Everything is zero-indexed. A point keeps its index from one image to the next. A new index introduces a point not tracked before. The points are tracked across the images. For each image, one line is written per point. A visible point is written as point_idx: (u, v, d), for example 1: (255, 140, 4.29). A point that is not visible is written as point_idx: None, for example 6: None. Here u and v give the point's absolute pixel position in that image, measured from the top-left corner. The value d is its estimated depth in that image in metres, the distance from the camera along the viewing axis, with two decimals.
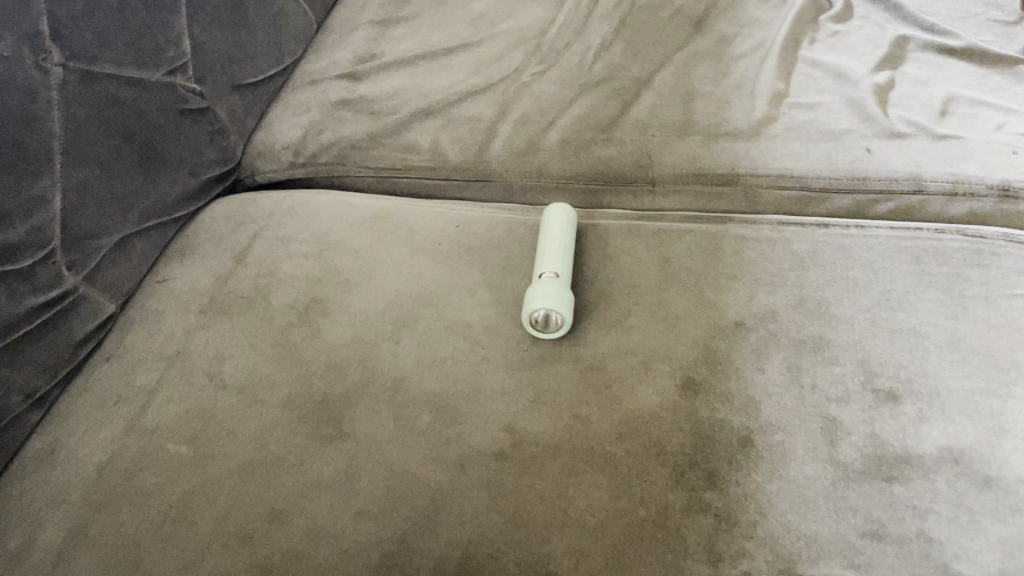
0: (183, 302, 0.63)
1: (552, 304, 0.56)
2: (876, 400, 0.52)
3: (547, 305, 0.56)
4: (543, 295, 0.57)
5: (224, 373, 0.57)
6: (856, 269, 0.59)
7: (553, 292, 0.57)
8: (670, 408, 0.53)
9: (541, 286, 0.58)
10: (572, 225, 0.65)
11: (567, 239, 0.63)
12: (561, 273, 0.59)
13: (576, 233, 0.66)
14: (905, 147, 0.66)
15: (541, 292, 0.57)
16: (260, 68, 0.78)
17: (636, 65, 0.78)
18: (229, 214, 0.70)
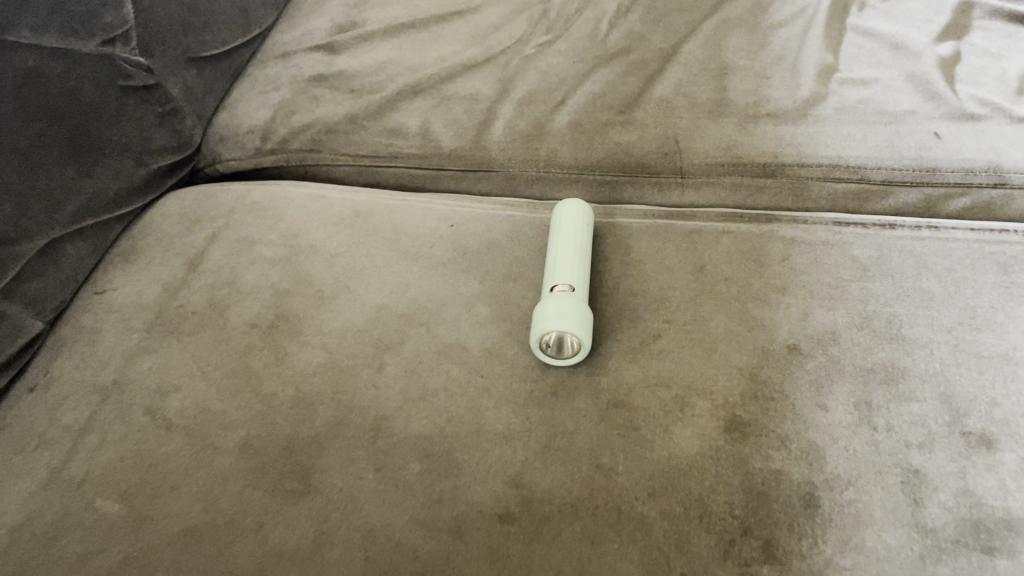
0: (125, 319, 0.52)
1: (569, 325, 0.46)
2: (967, 446, 0.43)
3: (563, 326, 0.46)
4: (558, 314, 0.47)
5: (169, 409, 0.47)
6: (932, 281, 0.49)
7: (568, 311, 0.47)
8: (715, 458, 0.43)
9: (556, 302, 0.48)
10: (589, 225, 0.54)
11: (584, 244, 0.52)
12: (577, 287, 0.49)
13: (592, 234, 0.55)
14: (981, 131, 0.56)
15: (556, 311, 0.47)
16: (222, 39, 0.67)
17: (658, 34, 0.67)
18: (183, 211, 0.60)
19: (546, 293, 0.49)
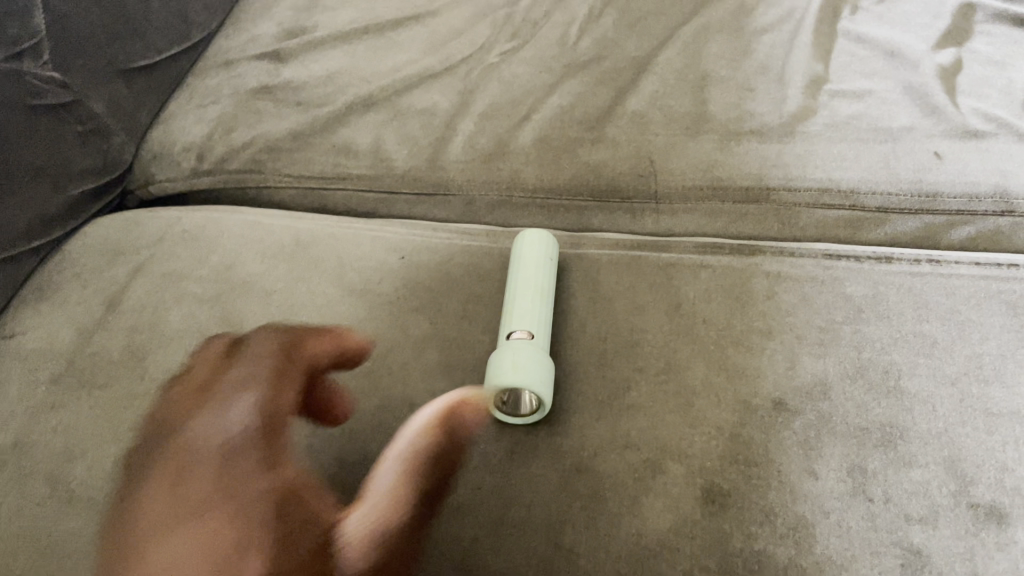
0: (32, 368, 0.47)
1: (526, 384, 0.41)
2: (975, 522, 0.37)
3: (520, 385, 0.41)
4: (513, 371, 0.41)
5: (74, 478, 0.42)
6: (934, 324, 0.44)
7: (526, 365, 0.42)
8: (690, 536, 0.38)
9: (513, 355, 0.42)
10: (553, 258, 0.49)
11: (547, 281, 0.47)
12: (537, 335, 0.44)
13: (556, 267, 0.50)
14: (985, 151, 0.51)
15: (512, 366, 0.41)
16: (155, 46, 0.62)
17: (633, 41, 0.61)
18: (106, 241, 0.54)
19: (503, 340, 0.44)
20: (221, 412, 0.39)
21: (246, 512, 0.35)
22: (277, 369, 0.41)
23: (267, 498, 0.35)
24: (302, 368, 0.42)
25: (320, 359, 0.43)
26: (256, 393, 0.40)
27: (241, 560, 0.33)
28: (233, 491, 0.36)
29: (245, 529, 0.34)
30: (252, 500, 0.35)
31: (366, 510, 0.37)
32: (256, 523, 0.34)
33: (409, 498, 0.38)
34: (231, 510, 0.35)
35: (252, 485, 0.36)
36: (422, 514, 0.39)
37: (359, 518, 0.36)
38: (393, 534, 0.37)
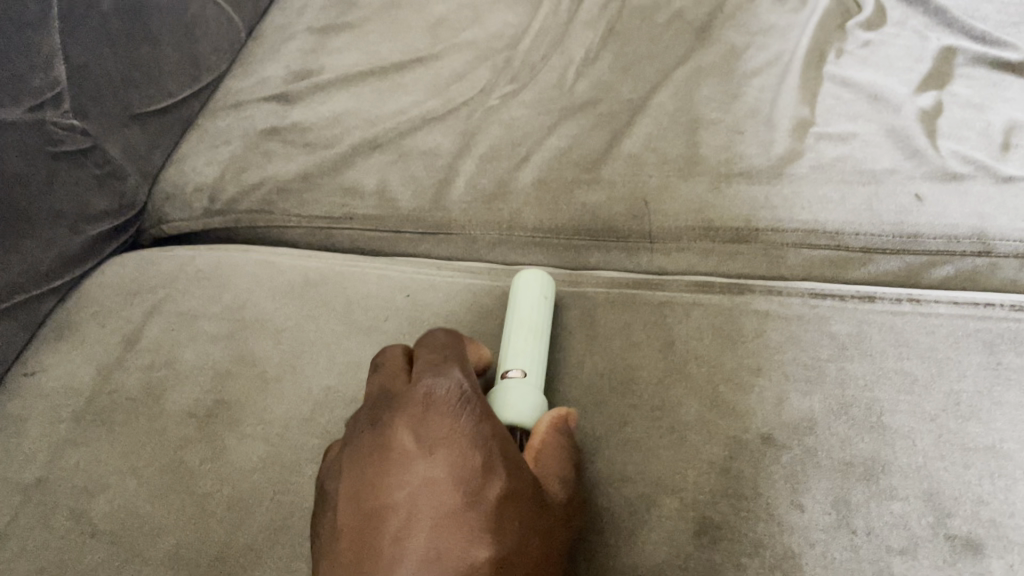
0: (53, 406, 0.49)
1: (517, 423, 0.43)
2: (953, 551, 0.40)
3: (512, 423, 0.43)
4: (508, 408, 0.43)
5: (96, 513, 0.44)
6: (913, 361, 0.47)
7: (516, 403, 0.44)
8: (683, 567, 0.40)
9: (508, 392, 0.44)
10: (549, 295, 0.51)
11: (545, 321, 0.49)
12: (529, 372, 0.46)
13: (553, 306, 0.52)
14: (964, 193, 0.53)
15: (505, 404, 0.44)
16: (168, 90, 0.64)
17: (628, 84, 0.64)
18: (123, 281, 0.56)
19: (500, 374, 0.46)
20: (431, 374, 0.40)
21: (490, 456, 0.36)
22: (458, 359, 0.43)
23: (505, 446, 0.37)
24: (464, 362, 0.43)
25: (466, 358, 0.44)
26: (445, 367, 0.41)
27: (479, 494, 0.35)
28: (468, 438, 0.37)
29: (491, 469, 0.36)
30: (489, 446, 0.37)
31: (561, 462, 0.40)
32: (482, 462, 0.36)
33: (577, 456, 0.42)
34: (462, 452, 0.36)
35: (485, 434, 0.37)
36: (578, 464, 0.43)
37: (547, 471, 0.40)
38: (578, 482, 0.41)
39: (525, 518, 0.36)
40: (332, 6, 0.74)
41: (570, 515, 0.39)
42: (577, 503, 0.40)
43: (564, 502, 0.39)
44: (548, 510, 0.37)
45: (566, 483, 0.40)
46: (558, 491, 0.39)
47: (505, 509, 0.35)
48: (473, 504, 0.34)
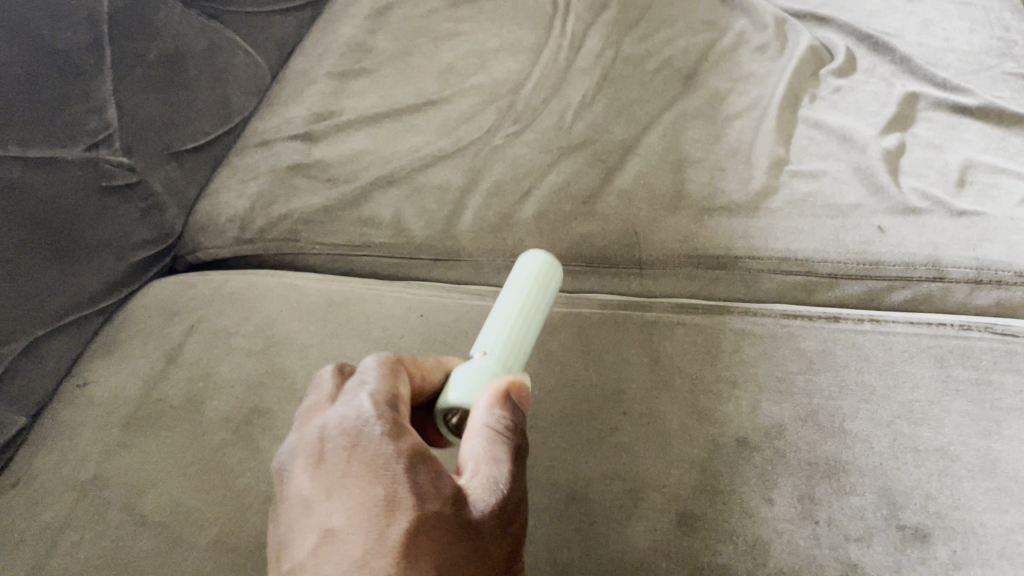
0: (104, 414, 0.55)
1: (457, 403, 0.40)
2: (903, 539, 0.45)
3: (451, 404, 0.40)
4: (451, 390, 0.40)
5: (145, 508, 0.49)
6: (873, 374, 0.52)
7: (456, 381, 0.41)
8: (665, 552, 0.45)
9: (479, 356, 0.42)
10: (540, 272, 0.47)
11: (545, 301, 0.46)
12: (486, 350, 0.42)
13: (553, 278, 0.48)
14: (922, 224, 0.60)
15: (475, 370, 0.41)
16: (202, 130, 0.70)
17: (621, 125, 0.70)
18: (162, 302, 0.62)
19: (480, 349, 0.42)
20: (341, 404, 0.38)
21: (393, 491, 0.34)
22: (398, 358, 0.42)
23: (415, 474, 0.35)
24: (410, 367, 0.41)
25: (425, 363, 0.42)
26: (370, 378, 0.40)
27: (381, 538, 0.33)
28: (368, 480, 0.35)
29: (396, 505, 0.34)
30: (394, 480, 0.34)
31: (493, 464, 0.36)
32: (383, 500, 0.34)
33: (519, 443, 0.38)
34: (361, 496, 0.34)
35: (391, 467, 0.35)
36: (523, 443, 0.38)
37: (475, 481, 0.36)
38: (517, 480, 0.37)
39: (450, 542, 0.34)
40: (350, 53, 0.81)
41: (505, 525, 0.36)
42: (517, 505, 0.37)
43: (493, 518, 0.35)
44: (476, 530, 0.35)
45: (496, 492, 0.36)
46: (486, 505, 0.35)
47: (419, 539, 0.33)
48: (373, 554, 0.33)
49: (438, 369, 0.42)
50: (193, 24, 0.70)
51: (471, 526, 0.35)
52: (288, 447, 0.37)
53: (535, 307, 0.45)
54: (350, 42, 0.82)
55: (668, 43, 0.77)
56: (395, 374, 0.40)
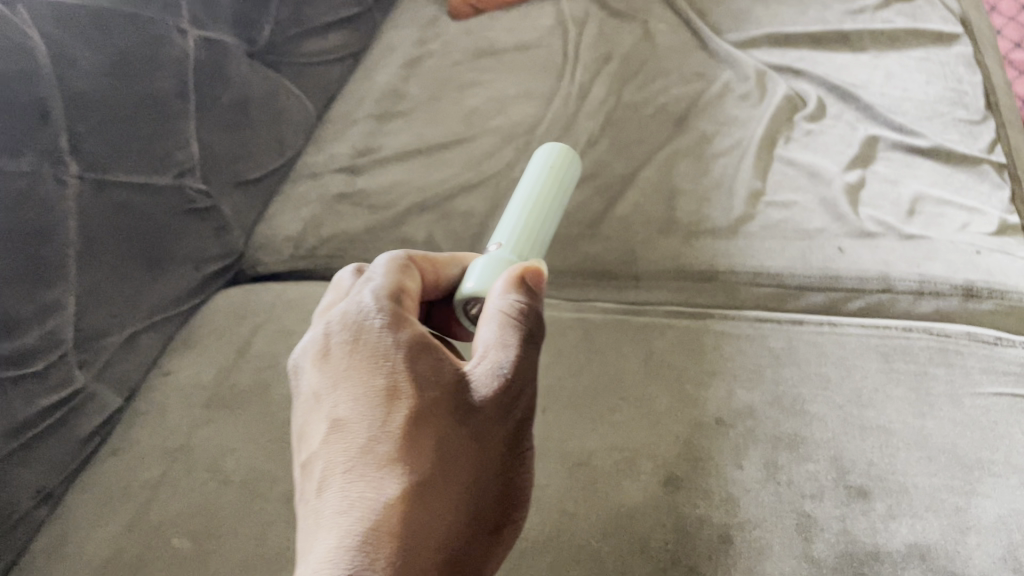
0: (187, 397, 0.66)
1: (473, 292, 0.48)
2: (848, 496, 0.55)
3: (467, 294, 0.48)
4: (469, 281, 0.49)
5: (227, 469, 0.60)
6: (829, 366, 0.63)
7: (473, 269, 0.50)
8: (653, 505, 0.56)
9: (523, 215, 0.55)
10: (550, 164, 0.60)
11: (565, 178, 0.60)
12: (501, 242, 0.53)
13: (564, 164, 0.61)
14: (876, 246, 0.71)
15: (522, 226, 0.54)
16: (262, 163, 0.82)
17: (621, 162, 0.82)
18: (232, 307, 0.73)
19: (518, 212, 0.56)
20: (352, 301, 0.45)
21: (393, 380, 0.41)
22: (406, 259, 0.47)
23: (412, 363, 0.42)
24: (422, 263, 0.48)
25: (441, 258, 0.50)
26: (376, 274, 0.46)
27: (384, 421, 0.40)
28: (372, 369, 0.42)
29: (396, 392, 0.41)
30: (394, 369, 0.41)
31: (496, 351, 0.42)
32: (384, 389, 0.41)
33: (524, 330, 0.42)
34: (366, 384, 0.41)
35: (392, 356, 0.42)
36: (535, 324, 0.43)
37: (481, 369, 0.42)
38: (519, 364, 0.42)
39: (446, 424, 0.41)
40: (386, 97, 0.93)
41: (506, 406, 0.42)
42: (521, 386, 0.42)
43: (494, 400, 0.41)
44: (477, 413, 0.41)
45: (497, 376, 0.41)
46: (489, 390, 0.41)
47: (416, 421, 0.40)
48: (378, 435, 0.40)
49: (453, 264, 0.50)
50: (257, 74, 0.82)
51: (473, 408, 0.41)
52: (306, 340, 0.45)
53: (544, 200, 0.57)
54: (386, 88, 0.94)
55: (663, 91, 0.89)
56: (399, 269, 0.46)
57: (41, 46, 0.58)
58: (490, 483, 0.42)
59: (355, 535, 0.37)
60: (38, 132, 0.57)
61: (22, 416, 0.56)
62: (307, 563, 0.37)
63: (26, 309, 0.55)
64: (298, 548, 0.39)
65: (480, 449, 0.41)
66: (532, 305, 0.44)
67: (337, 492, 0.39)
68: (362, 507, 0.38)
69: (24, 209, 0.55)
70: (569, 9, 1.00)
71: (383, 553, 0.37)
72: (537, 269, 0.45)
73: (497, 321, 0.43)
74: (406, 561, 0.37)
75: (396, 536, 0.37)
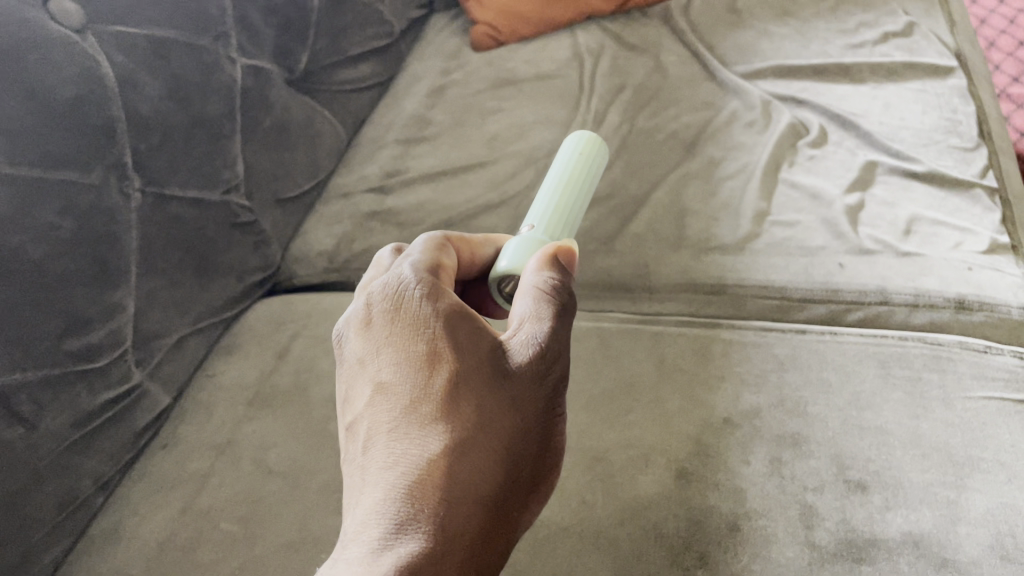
0: (231, 396, 0.71)
1: (507, 269, 0.55)
2: (847, 489, 0.59)
3: (502, 271, 0.55)
4: (503, 262, 0.56)
5: (270, 460, 0.65)
6: (830, 371, 0.67)
7: (509, 248, 0.57)
8: (666, 496, 0.60)
9: (553, 198, 0.63)
10: (582, 147, 0.67)
11: (594, 157, 0.68)
12: (535, 225, 0.60)
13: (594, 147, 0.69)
14: (875, 262, 0.75)
15: (552, 211, 0.62)
16: (298, 183, 0.88)
17: (634, 184, 0.87)
18: (271, 315, 0.78)
19: (548, 198, 0.63)
20: (393, 275, 0.51)
21: (433, 346, 0.47)
22: (442, 238, 0.55)
23: (450, 329, 0.48)
24: (457, 243, 0.56)
25: (476, 239, 0.58)
26: (415, 251, 0.52)
27: (426, 383, 0.46)
28: (413, 336, 0.48)
29: (436, 357, 0.47)
30: (434, 336, 0.47)
31: (532, 322, 0.48)
32: (425, 355, 0.47)
33: (557, 304, 0.49)
34: (408, 351, 0.48)
35: (431, 324, 0.48)
36: (567, 301, 0.50)
37: (519, 338, 0.48)
38: (553, 332, 0.48)
39: (484, 385, 0.47)
40: (413, 123, 0.99)
41: (543, 371, 0.47)
42: (556, 352, 0.48)
43: (532, 365, 0.47)
44: (514, 377, 0.47)
45: (535, 343, 0.47)
46: (527, 355, 0.47)
47: (455, 382, 0.46)
48: (420, 396, 0.46)
49: (487, 245, 0.59)
50: (295, 100, 0.88)
51: (512, 373, 0.47)
52: (352, 311, 0.51)
53: (578, 185, 0.65)
54: (412, 114, 1.00)
55: (674, 119, 0.94)
56: (436, 249, 0.53)
57: (108, 71, 0.63)
58: (528, 440, 0.47)
59: (404, 483, 0.44)
60: (107, 148, 0.62)
61: (86, 408, 0.62)
62: (362, 509, 0.44)
63: (93, 307, 0.61)
64: (352, 496, 0.46)
65: (518, 409, 0.47)
66: (561, 283, 0.50)
67: (386, 447, 0.45)
68: (409, 459, 0.44)
69: (94, 217, 0.61)
70: (585, 42, 1.06)
71: (430, 499, 0.43)
72: (558, 253, 0.52)
73: (531, 297, 0.49)
74: (450, 507, 0.43)
75: (441, 483, 0.44)
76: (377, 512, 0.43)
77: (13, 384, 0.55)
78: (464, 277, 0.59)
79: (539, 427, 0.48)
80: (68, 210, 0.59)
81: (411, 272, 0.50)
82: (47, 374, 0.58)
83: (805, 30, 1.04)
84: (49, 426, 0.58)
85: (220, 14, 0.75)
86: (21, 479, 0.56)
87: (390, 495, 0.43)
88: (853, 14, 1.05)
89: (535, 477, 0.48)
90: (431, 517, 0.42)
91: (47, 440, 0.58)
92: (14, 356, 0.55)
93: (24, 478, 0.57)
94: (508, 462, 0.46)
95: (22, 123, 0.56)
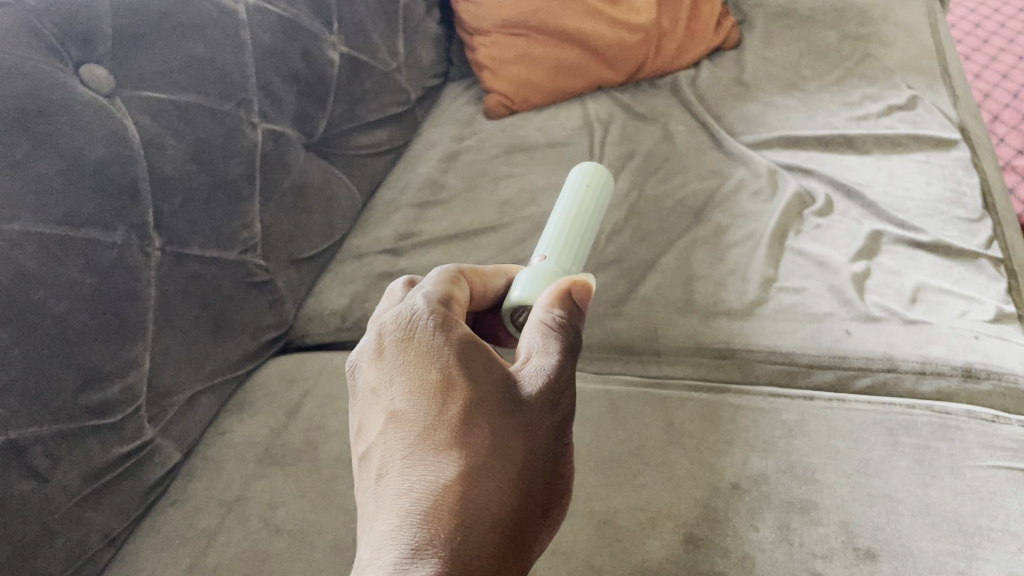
0: (242, 453, 0.72)
1: (519, 300, 0.57)
2: (857, 557, 0.59)
3: (515, 302, 0.58)
4: (516, 292, 0.58)
5: (278, 518, 0.65)
6: (838, 439, 0.68)
7: (520, 276, 0.59)
8: (674, 562, 0.60)
9: (563, 228, 0.65)
10: (590, 176, 0.69)
11: (598, 184, 0.69)
12: (548, 256, 0.62)
13: (599, 174, 0.70)
14: (880, 329, 0.76)
15: (561, 242, 0.64)
16: (313, 244, 0.90)
17: (643, 248, 0.89)
18: (283, 372, 0.79)
19: (559, 228, 0.65)
20: (406, 306, 0.53)
21: (447, 374, 0.48)
22: (456, 272, 0.57)
23: (462, 358, 0.49)
24: (470, 275, 0.58)
25: (488, 271, 0.60)
26: (428, 283, 0.54)
27: (441, 410, 0.47)
28: (427, 365, 0.49)
29: (450, 385, 0.48)
30: (447, 365, 0.49)
31: (540, 356, 0.50)
32: (439, 383, 0.48)
33: (564, 340, 0.50)
34: (422, 378, 0.49)
35: (444, 353, 0.49)
36: (573, 338, 0.51)
37: (528, 370, 0.50)
38: (561, 367, 0.49)
39: (496, 414, 0.48)
40: (427, 186, 1.01)
41: (553, 401, 0.49)
42: (565, 385, 0.49)
43: (542, 396, 0.48)
44: (526, 407, 0.48)
45: (543, 375, 0.49)
46: (536, 386, 0.49)
47: (469, 410, 0.47)
48: (435, 422, 0.47)
49: (498, 276, 0.61)
50: (313, 163, 0.90)
51: (523, 402, 0.48)
52: (366, 344, 0.53)
53: (586, 211, 0.67)
54: (426, 178, 1.02)
55: (682, 186, 0.96)
56: (449, 281, 0.55)
57: (134, 133, 0.65)
58: (539, 468, 0.48)
59: (419, 509, 0.44)
60: (131, 207, 0.64)
61: (98, 462, 0.63)
62: (378, 534, 0.44)
63: (109, 363, 0.62)
64: (366, 524, 0.46)
65: (529, 437, 0.48)
66: (569, 319, 0.52)
67: (401, 471, 0.46)
68: (423, 485, 0.45)
69: (116, 275, 0.63)
70: (596, 111, 1.09)
71: (446, 523, 0.43)
72: (571, 288, 0.53)
73: (538, 331, 0.51)
74: (466, 531, 0.43)
75: (456, 507, 0.44)
76: (393, 536, 0.43)
77: (29, 437, 0.56)
78: (477, 308, 0.61)
79: (549, 455, 0.48)
80: (91, 266, 0.61)
81: (424, 305, 0.52)
82: (63, 427, 0.59)
83: (810, 103, 1.07)
84: (60, 480, 0.59)
85: (244, 79, 0.78)
86: (31, 533, 0.57)
87: (405, 520, 0.44)
88: (858, 88, 1.08)
89: (550, 504, 0.48)
90: (447, 541, 0.43)
91: (59, 494, 0.59)
92: (33, 410, 0.56)
93: (34, 532, 0.57)
94: (521, 488, 0.46)
95: (51, 181, 0.58)
